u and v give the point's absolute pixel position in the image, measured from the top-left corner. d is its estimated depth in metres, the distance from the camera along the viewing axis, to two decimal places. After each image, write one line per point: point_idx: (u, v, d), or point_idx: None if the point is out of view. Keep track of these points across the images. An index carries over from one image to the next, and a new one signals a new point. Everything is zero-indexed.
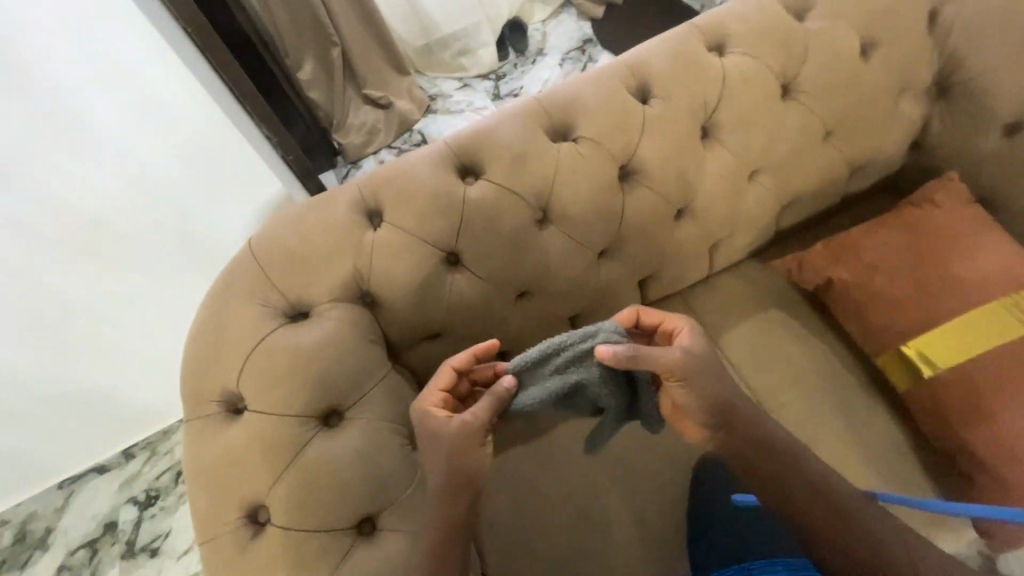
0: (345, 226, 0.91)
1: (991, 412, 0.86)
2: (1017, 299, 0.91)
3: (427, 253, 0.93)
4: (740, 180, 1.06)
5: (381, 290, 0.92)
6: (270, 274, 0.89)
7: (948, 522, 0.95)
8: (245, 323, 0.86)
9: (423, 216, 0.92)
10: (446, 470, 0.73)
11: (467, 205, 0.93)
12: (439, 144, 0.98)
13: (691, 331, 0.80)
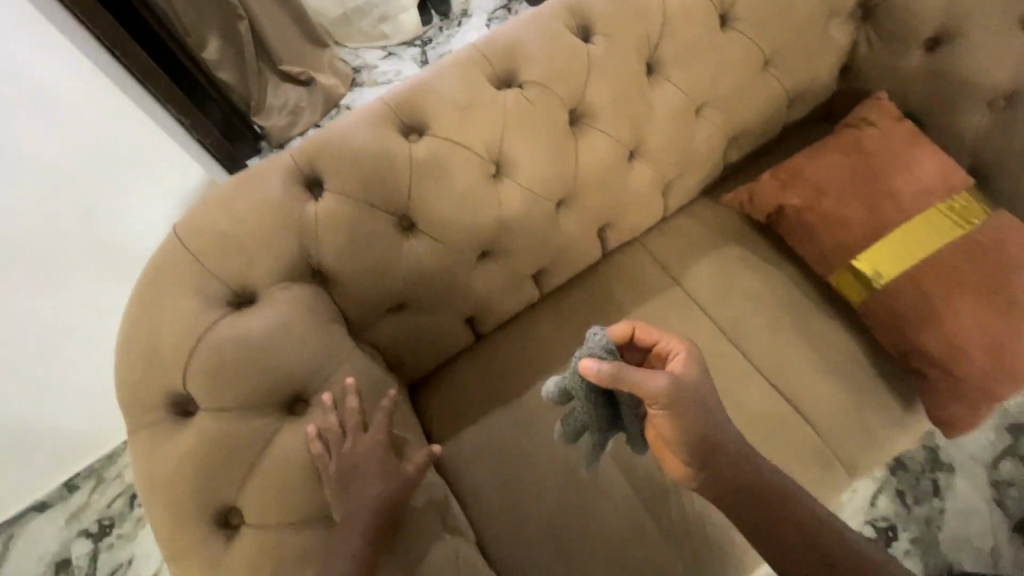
0: (284, 200, 0.83)
1: (939, 312, 0.91)
2: (951, 204, 0.96)
3: (378, 220, 0.87)
4: (688, 117, 1.05)
5: (334, 265, 0.86)
6: (203, 261, 0.80)
7: (906, 421, 1.01)
8: (184, 317, 0.77)
9: (369, 181, 0.85)
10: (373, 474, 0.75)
11: (415, 164, 0.87)
12: (375, 102, 0.90)
13: (686, 356, 0.81)
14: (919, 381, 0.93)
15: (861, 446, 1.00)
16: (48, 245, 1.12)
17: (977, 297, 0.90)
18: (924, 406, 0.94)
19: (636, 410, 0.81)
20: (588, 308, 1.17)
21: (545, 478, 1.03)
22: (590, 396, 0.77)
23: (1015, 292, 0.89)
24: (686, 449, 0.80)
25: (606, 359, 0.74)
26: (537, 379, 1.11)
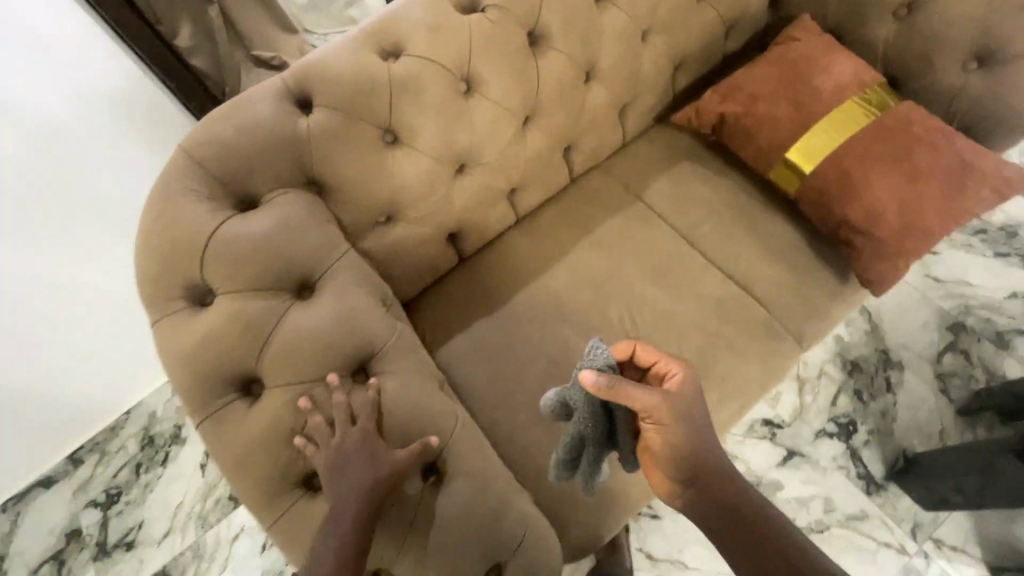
0: (278, 115, 0.92)
1: (859, 187, 1.05)
2: (864, 97, 1.10)
3: (364, 134, 0.97)
4: (635, 40, 1.17)
5: (328, 174, 0.96)
6: (210, 170, 0.89)
7: (841, 292, 1.16)
8: (197, 218, 0.86)
9: (352, 98, 0.95)
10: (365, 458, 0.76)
11: (393, 82, 0.97)
12: (354, 32, 1.00)
13: (682, 378, 0.87)
14: (848, 250, 1.07)
15: (805, 318, 1.15)
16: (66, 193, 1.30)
17: (890, 171, 1.04)
18: (855, 272, 1.07)
19: (628, 426, 0.90)
20: (560, 227, 1.29)
21: (531, 370, 1.14)
22: (589, 408, 0.86)
23: (921, 164, 1.03)
24: (675, 465, 0.87)
25: (604, 372, 0.82)
26: (518, 289, 1.22)
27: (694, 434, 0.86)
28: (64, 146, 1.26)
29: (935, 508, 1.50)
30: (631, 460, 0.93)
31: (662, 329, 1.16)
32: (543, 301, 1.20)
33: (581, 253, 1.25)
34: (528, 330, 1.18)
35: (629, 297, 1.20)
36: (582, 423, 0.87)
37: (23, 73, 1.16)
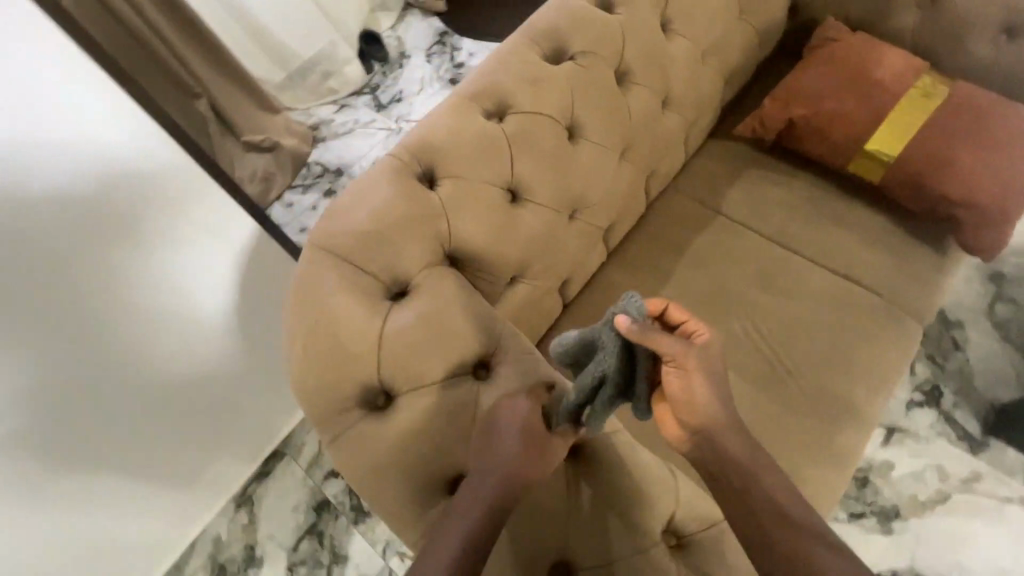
0: (408, 193, 0.88)
1: (952, 162, 1.09)
2: (925, 80, 1.16)
3: (488, 196, 0.93)
4: (698, 64, 1.20)
5: (463, 244, 0.92)
6: (357, 262, 0.85)
7: (941, 263, 1.20)
8: (358, 317, 0.82)
9: (472, 163, 0.92)
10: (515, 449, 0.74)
11: (506, 140, 0.94)
12: (453, 97, 0.97)
13: (710, 338, 0.75)
14: (952, 223, 1.11)
15: (918, 295, 1.18)
16: (127, 320, 1.11)
17: (975, 143, 1.09)
18: (963, 243, 1.11)
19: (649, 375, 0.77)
20: (651, 252, 1.28)
21: None
22: (614, 351, 0.73)
23: (1000, 132, 1.09)
24: None
25: (640, 318, 0.72)
26: None
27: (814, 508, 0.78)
28: (122, 267, 1.06)
29: None
30: (641, 412, 0.79)
31: (786, 335, 1.17)
32: None
33: (681, 275, 1.25)
34: None
35: (744, 310, 1.19)
36: (604, 363, 0.74)
37: (73, 185, 0.94)
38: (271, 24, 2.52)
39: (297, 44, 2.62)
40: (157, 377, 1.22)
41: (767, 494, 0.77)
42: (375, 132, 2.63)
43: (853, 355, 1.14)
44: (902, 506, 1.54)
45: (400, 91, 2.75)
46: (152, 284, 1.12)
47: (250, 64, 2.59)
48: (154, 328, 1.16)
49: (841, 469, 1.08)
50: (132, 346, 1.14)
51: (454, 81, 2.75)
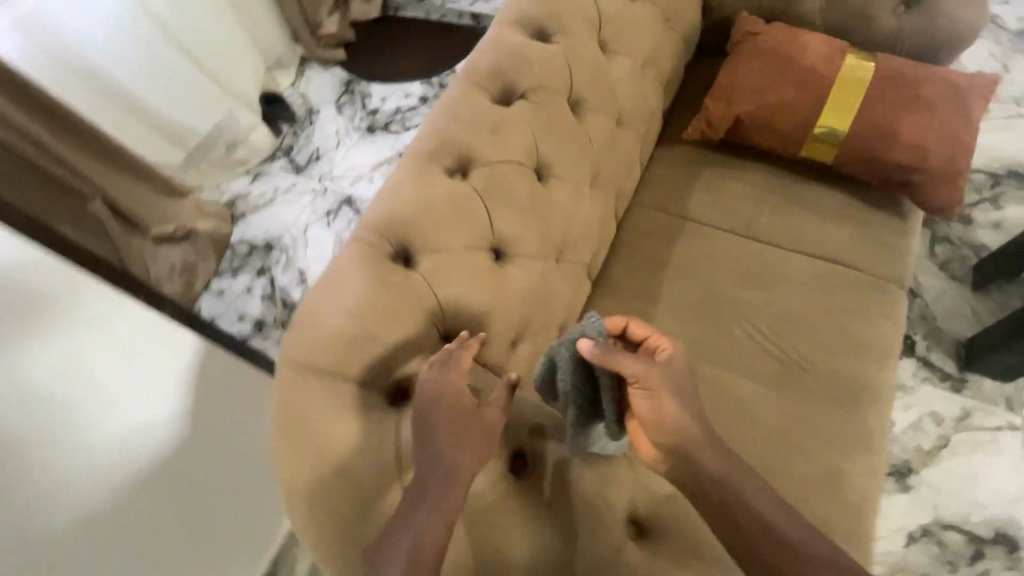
0: (386, 280, 0.79)
1: (899, 132, 1.11)
2: (853, 55, 1.18)
3: (473, 262, 0.85)
4: (640, 79, 1.17)
5: (457, 320, 0.83)
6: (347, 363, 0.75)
7: (909, 225, 1.22)
8: (359, 439, 0.73)
9: (445, 230, 0.83)
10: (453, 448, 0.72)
11: (476, 198, 0.86)
12: (406, 160, 0.88)
13: (671, 353, 0.85)
14: (910, 189, 1.14)
15: (899, 260, 1.18)
16: (53, 475, 0.92)
17: (915, 108, 1.12)
18: (924, 205, 1.14)
19: (615, 391, 0.87)
20: (634, 273, 1.24)
21: None
22: (576, 371, 0.84)
23: (933, 95, 1.12)
24: None
25: (599, 340, 0.81)
26: None
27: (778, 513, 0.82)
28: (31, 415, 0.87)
29: (1011, 377, 1.63)
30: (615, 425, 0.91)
31: (787, 329, 1.15)
32: None
33: (670, 290, 1.21)
34: None
35: (740, 315, 1.17)
36: (569, 383, 0.85)
37: None
38: (156, 105, 2.26)
39: (190, 121, 2.38)
40: (106, 531, 1.03)
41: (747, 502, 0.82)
42: (297, 197, 2.47)
43: (857, 336, 1.13)
44: (913, 460, 1.58)
45: (316, 149, 2.61)
46: (86, 426, 0.95)
47: (139, 150, 2.31)
48: (94, 475, 0.98)
49: (875, 452, 1.06)
50: (73, 502, 0.96)
51: (371, 128, 2.63)
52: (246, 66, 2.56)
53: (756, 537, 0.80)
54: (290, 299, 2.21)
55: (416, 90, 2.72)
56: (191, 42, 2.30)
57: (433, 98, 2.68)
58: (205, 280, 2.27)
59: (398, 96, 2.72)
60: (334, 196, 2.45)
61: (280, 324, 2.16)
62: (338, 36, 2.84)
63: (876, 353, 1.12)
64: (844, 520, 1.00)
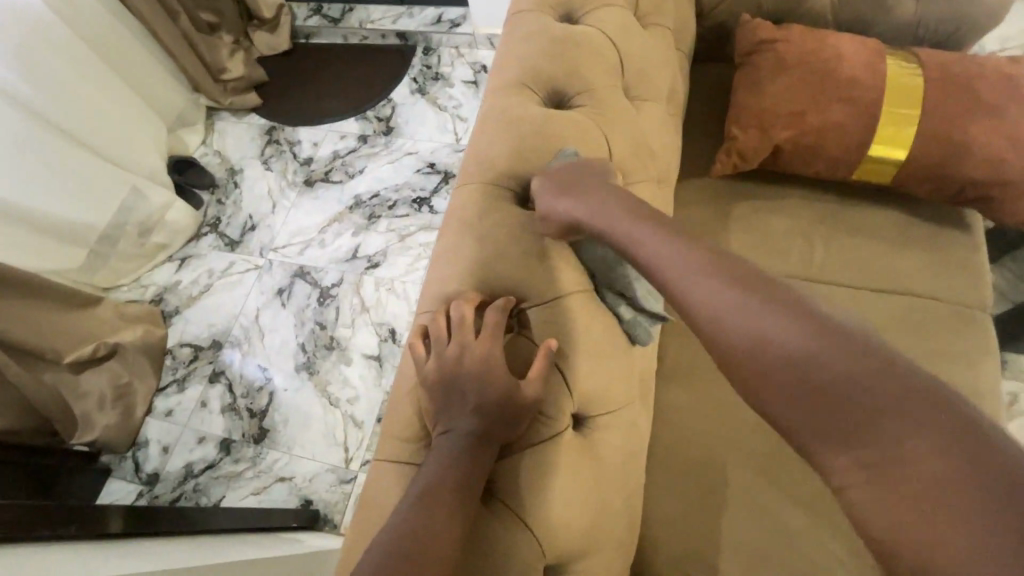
0: (436, 500, 0.56)
1: (965, 143, 0.97)
2: (894, 59, 1.02)
3: (536, 440, 0.65)
4: (669, 119, 0.95)
5: (554, 524, 0.63)
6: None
7: (975, 238, 1.09)
8: None
9: (496, 409, 0.62)
10: (429, 550, 0.53)
11: (522, 343, 0.68)
12: (436, 313, 0.69)
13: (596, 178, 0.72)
14: (983, 203, 1.01)
15: (976, 282, 1.06)
16: None
17: (979, 113, 0.98)
18: (998, 218, 1.02)
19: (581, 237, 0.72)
20: (691, 346, 1.02)
21: (819, 535, 0.87)
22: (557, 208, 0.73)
23: (994, 94, 0.98)
24: None
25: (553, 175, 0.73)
26: (719, 453, 0.93)
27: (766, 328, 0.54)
28: None
29: None
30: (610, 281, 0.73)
31: None
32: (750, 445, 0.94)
33: None
34: (769, 494, 0.90)
35: None
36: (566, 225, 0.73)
37: None
38: (39, 205, 1.82)
39: (85, 216, 1.96)
40: None
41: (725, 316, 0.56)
42: (239, 278, 2.11)
43: (963, 380, 0.98)
44: None
45: (249, 217, 2.24)
46: None
47: (28, 266, 1.86)
48: None
49: None
50: None
51: (309, 181, 2.29)
52: (145, 134, 2.17)
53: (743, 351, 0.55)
54: (255, 405, 1.86)
55: (352, 129, 2.38)
56: (66, 117, 1.88)
57: (373, 135, 2.35)
58: (145, 400, 1.89)
59: (333, 139, 2.37)
60: (282, 269, 2.11)
61: (251, 439, 1.81)
62: (246, 79, 2.45)
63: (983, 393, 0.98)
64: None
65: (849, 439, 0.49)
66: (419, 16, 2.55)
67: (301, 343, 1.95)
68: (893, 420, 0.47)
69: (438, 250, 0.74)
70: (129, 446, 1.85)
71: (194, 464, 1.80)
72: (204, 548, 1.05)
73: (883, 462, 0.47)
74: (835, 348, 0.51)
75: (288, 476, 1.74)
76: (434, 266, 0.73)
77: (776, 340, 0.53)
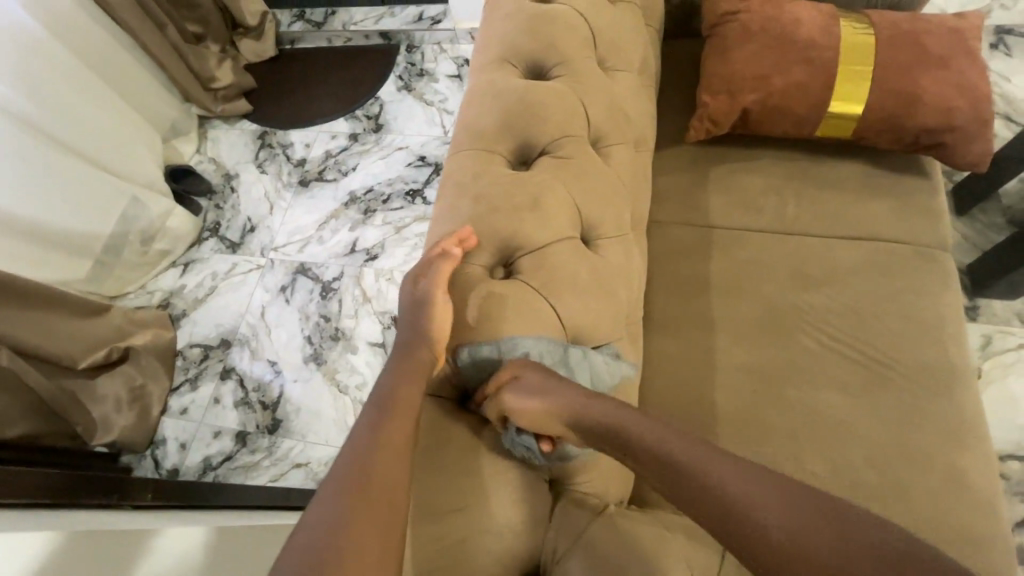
0: (376, 432, 0.64)
1: (916, 94, 1.05)
2: (847, 20, 1.10)
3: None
4: (642, 88, 1.03)
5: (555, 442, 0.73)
6: (388, 436, 0.64)
7: (938, 183, 1.18)
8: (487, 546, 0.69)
9: (413, 344, 0.73)
10: (399, 422, 0.66)
11: (515, 284, 0.75)
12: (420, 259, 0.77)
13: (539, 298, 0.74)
14: (937, 149, 1.09)
15: (942, 225, 1.14)
16: None
17: (928, 66, 1.05)
18: (953, 162, 1.10)
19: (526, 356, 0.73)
20: (676, 300, 1.11)
21: (801, 458, 0.96)
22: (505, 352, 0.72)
23: (940, 48, 1.06)
24: None
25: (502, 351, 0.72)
26: (705, 390, 1.02)
27: (725, 479, 0.58)
28: None
29: (1017, 294, 1.62)
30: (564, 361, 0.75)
31: (862, 322, 1.06)
32: (734, 384, 1.03)
33: (721, 309, 1.09)
34: (752, 426, 0.99)
35: (808, 319, 1.07)
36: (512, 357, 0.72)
37: None
38: (43, 217, 1.88)
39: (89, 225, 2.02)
40: None
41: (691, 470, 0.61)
42: (242, 279, 2.17)
43: (932, 311, 1.06)
44: None
45: (248, 219, 2.31)
46: None
47: (37, 276, 1.92)
48: None
49: (977, 432, 0.98)
50: None
51: (304, 181, 2.35)
52: (141, 145, 2.24)
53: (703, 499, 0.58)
54: (267, 398, 1.93)
55: (343, 128, 2.45)
56: (64, 131, 1.93)
57: (363, 133, 2.41)
58: (159, 401, 1.95)
59: (324, 139, 2.44)
60: (283, 267, 2.17)
61: (266, 430, 1.88)
62: (235, 86, 2.52)
63: (950, 320, 1.06)
64: (969, 520, 0.92)
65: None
66: (400, 15, 2.62)
67: (307, 335, 2.02)
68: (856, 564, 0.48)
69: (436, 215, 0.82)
70: (148, 445, 1.91)
71: (212, 457, 1.87)
72: (233, 518, 1.13)
73: None
74: (780, 504, 0.54)
75: (304, 462, 1.81)
76: (431, 226, 0.81)
77: (730, 499, 0.56)
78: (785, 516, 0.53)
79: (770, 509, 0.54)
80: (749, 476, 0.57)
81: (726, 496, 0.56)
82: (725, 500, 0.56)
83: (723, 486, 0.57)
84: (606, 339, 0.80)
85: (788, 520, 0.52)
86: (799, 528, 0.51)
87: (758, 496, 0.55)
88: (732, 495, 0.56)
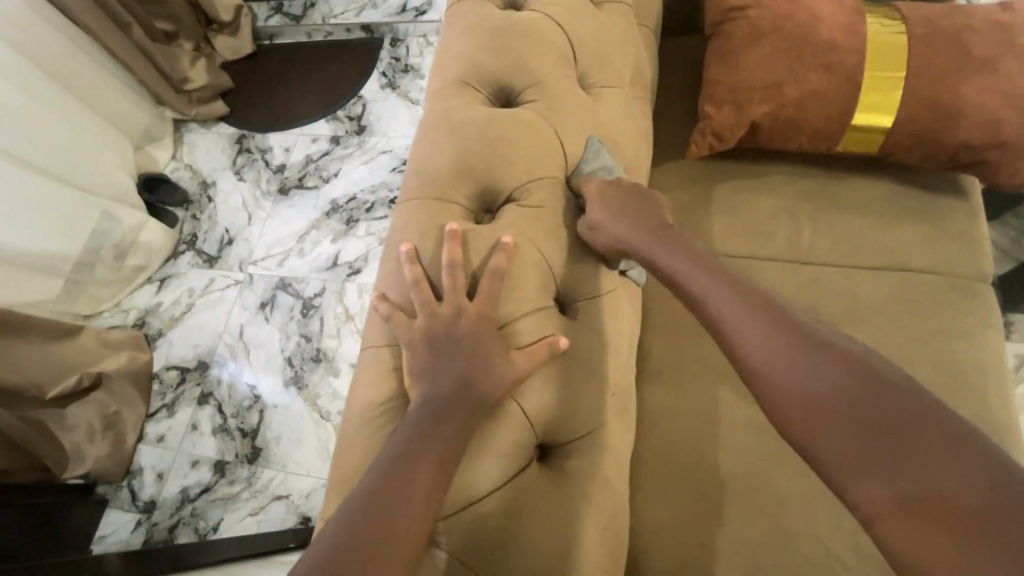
0: (369, 514, 0.52)
1: (955, 104, 0.90)
2: (873, 17, 0.94)
3: (488, 486, 0.63)
4: (634, 103, 0.88)
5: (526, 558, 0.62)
6: (382, 527, 0.52)
7: (975, 203, 1.03)
8: None
9: (446, 406, 0.60)
10: (402, 511, 0.53)
11: (477, 363, 0.63)
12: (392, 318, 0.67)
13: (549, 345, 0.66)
14: (978, 167, 0.94)
15: (980, 251, 1.00)
16: None
17: (969, 71, 0.90)
18: (997, 181, 0.95)
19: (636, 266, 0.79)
20: (674, 345, 0.98)
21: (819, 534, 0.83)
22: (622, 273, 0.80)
23: (984, 49, 0.90)
24: None
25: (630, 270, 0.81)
26: (708, 451, 0.90)
27: (785, 353, 0.59)
28: None
29: None
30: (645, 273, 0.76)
31: None
32: (742, 444, 0.90)
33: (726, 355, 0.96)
34: (763, 497, 0.86)
35: None
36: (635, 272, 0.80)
37: None
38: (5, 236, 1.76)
39: (58, 245, 1.90)
40: None
41: (749, 341, 0.61)
42: (220, 296, 2.06)
43: (969, 354, 0.93)
44: None
45: (226, 231, 2.18)
46: None
47: None
48: None
49: None
50: None
51: (284, 189, 2.22)
52: (111, 155, 2.11)
53: (758, 369, 0.60)
54: (247, 425, 1.83)
55: (324, 130, 2.31)
56: (23, 144, 1.80)
57: (346, 135, 2.27)
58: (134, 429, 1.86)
59: (305, 143, 2.30)
60: (263, 282, 2.05)
61: (245, 460, 1.78)
62: (211, 87, 2.38)
63: (988, 365, 0.92)
64: None
65: (859, 466, 0.51)
66: (383, 7, 2.45)
67: (288, 356, 1.91)
68: (911, 452, 0.49)
69: (387, 274, 0.70)
70: (124, 475, 1.82)
71: (189, 489, 1.78)
72: None
73: (904, 488, 0.49)
74: (840, 385, 0.55)
75: (284, 494, 1.72)
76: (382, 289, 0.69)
77: (786, 380, 0.57)
78: (845, 391, 0.54)
79: (829, 385, 0.55)
80: (816, 349, 0.58)
81: (787, 370, 0.58)
82: (780, 375, 0.58)
83: (781, 369, 0.58)
84: (586, 422, 0.69)
85: (848, 393, 0.54)
86: (856, 403, 0.53)
87: (819, 377, 0.56)
88: (792, 371, 0.57)
